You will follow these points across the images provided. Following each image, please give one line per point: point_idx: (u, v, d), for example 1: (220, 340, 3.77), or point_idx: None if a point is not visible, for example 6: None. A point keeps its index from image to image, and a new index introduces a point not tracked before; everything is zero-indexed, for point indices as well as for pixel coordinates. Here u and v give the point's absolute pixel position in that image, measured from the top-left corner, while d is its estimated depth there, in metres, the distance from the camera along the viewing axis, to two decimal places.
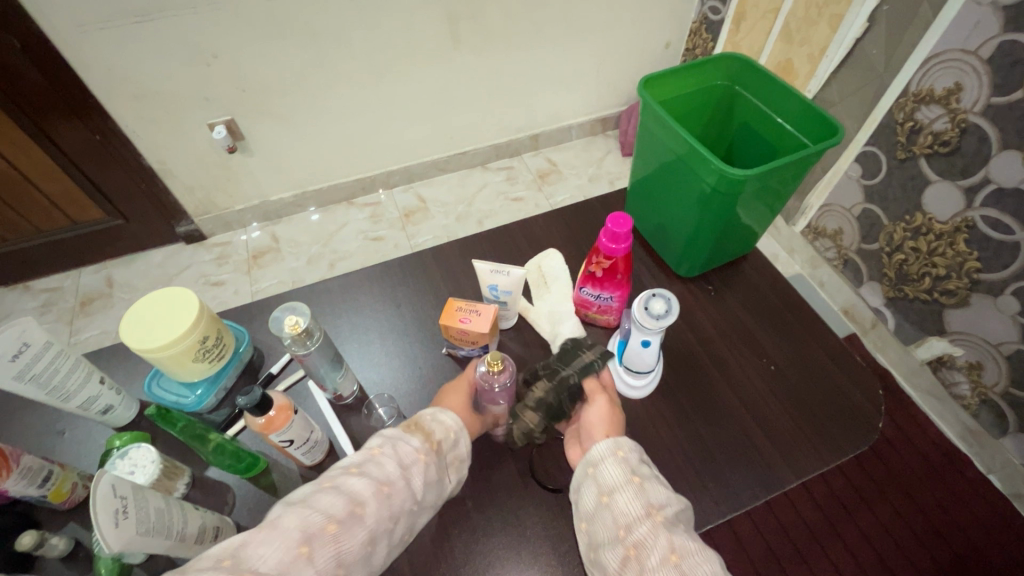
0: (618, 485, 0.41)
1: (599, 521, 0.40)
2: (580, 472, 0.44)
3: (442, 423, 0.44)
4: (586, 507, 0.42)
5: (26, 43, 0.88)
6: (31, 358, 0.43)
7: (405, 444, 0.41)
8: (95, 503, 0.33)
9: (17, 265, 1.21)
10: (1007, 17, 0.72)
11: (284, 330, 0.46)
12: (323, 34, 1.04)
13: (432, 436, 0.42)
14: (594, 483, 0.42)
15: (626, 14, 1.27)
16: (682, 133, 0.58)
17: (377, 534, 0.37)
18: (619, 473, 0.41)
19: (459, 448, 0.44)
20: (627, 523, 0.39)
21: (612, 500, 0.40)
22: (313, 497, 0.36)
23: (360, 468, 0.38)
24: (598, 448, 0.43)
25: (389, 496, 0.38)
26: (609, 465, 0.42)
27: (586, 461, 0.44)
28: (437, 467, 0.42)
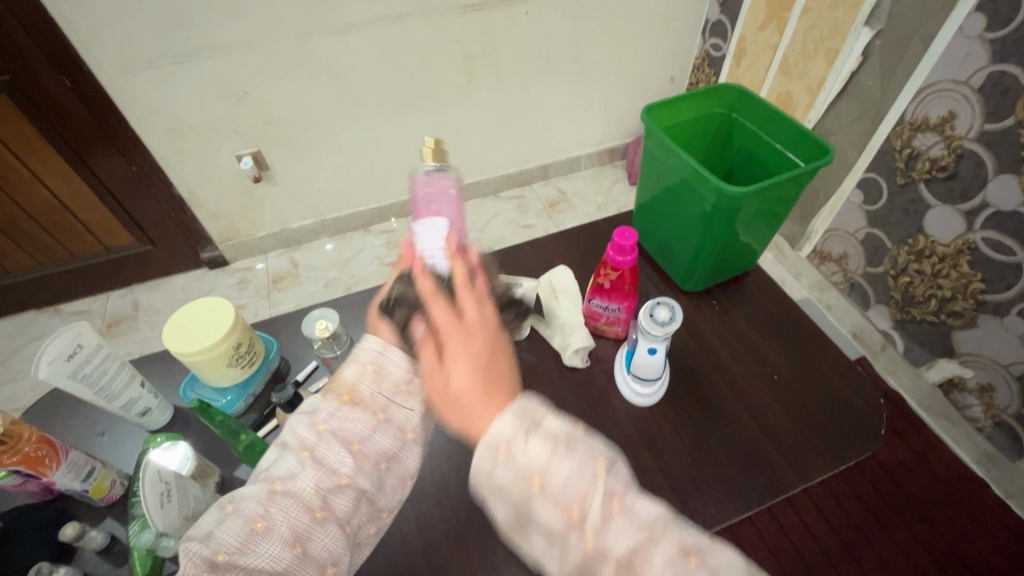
0: (543, 460, 0.34)
1: (537, 508, 0.33)
2: (484, 457, 0.34)
3: (360, 359, 0.46)
4: (507, 502, 0.34)
5: (77, 82, 0.96)
6: (83, 359, 0.48)
7: (310, 419, 0.43)
8: (144, 480, 0.41)
9: (50, 289, 1.27)
10: (994, 50, 0.76)
11: (314, 334, 0.54)
12: (347, 73, 1.11)
13: (340, 390, 0.44)
14: (513, 470, 0.34)
15: (631, 52, 1.35)
16: (683, 156, 0.63)
17: (303, 531, 0.38)
18: (536, 444, 0.34)
19: (393, 374, 0.46)
20: (571, 500, 0.33)
21: (545, 482, 0.33)
22: (209, 525, 0.36)
23: (264, 473, 0.40)
24: (504, 428, 0.34)
25: (288, 491, 0.39)
26: (524, 438, 0.34)
27: (494, 444, 0.34)
28: (368, 413, 0.44)
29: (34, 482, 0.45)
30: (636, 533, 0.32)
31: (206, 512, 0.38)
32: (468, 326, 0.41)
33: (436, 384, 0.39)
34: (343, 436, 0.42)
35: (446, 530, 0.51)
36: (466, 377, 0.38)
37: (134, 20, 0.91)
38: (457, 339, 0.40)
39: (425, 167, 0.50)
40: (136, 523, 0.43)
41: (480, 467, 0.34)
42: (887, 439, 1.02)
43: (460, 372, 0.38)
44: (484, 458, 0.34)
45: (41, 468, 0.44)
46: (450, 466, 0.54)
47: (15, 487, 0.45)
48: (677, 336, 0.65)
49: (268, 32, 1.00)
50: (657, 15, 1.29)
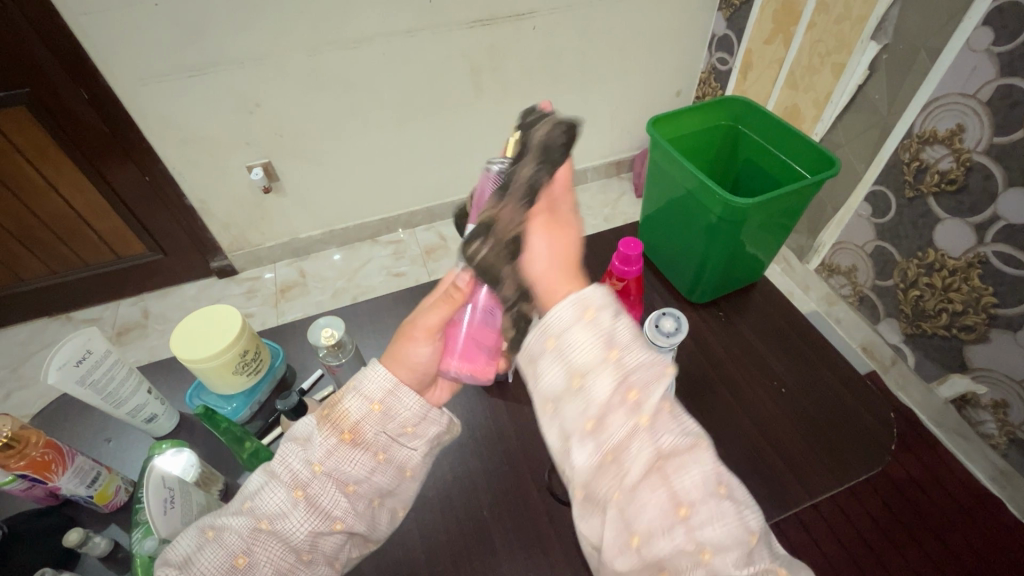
0: (625, 339, 0.34)
1: (595, 376, 0.33)
2: (570, 312, 0.34)
3: (367, 394, 0.40)
4: (569, 360, 0.34)
5: (93, 94, 0.99)
6: (91, 364, 0.49)
7: (303, 453, 0.39)
8: (149, 490, 0.42)
9: (63, 296, 1.29)
10: (1002, 63, 0.76)
11: (320, 342, 0.55)
12: (356, 86, 1.13)
13: (343, 428, 0.39)
14: (593, 332, 0.33)
15: (638, 65, 1.36)
16: (689, 167, 0.63)
17: (286, 569, 0.38)
18: (623, 325, 0.34)
19: (401, 415, 0.41)
20: (636, 383, 0.32)
21: (621, 356, 0.33)
22: (191, 549, 0.37)
23: (250, 503, 0.39)
24: (598, 297, 0.34)
25: (269, 532, 0.38)
26: (613, 314, 0.34)
27: (581, 305, 0.34)
28: (370, 453, 0.40)
29: (40, 487, 0.46)
30: (681, 438, 0.32)
31: (188, 533, 0.39)
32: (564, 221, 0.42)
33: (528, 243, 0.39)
34: (340, 478, 0.39)
35: (450, 543, 0.50)
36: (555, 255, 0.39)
37: (151, 34, 0.94)
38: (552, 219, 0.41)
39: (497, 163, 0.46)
40: (139, 530, 0.44)
41: (558, 318, 0.34)
42: (899, 456, 1.00)
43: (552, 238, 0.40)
44: (567, 312, 0.34)
45: (47, 474, 0.45)
46: (453, 477, 0.54)
47: (21, 491, 0.46)
48: (683, 347, 0.64)
49: (281, 46, 1.02)
50: (663, 30, 1.30)
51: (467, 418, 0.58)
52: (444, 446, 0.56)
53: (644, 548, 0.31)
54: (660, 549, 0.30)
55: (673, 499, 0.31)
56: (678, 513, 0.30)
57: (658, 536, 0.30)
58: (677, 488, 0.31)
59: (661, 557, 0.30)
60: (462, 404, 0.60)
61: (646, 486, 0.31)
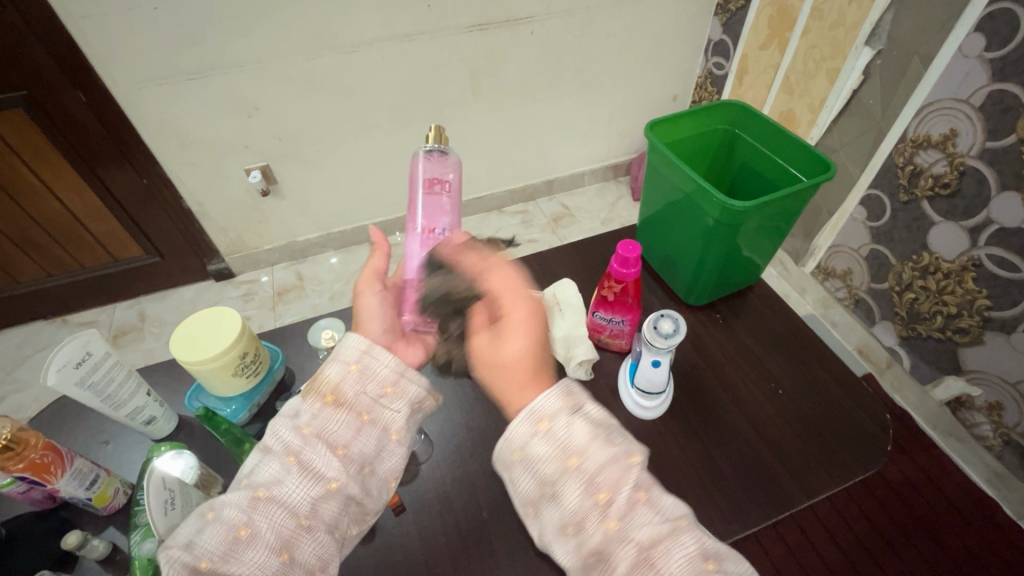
0: (581, 441, 0.36)
1: (563, 485, 0.35)
2: (528, 427, 0.37)
3: (345, 359, 0.44)
4: (537, 473, 0.36)
5: (91, 97, 0.99)
6: (91, 366, 0.49)
7: (292, 422, 0.42)
8: (149, 490, 0.42)
9: (59, 299, 1.28)
10: (994, 69, 0.77)
11: (320, 343, 0.56)
12: (355, 90, 1.14)
13: (323, 391, 0.43)
14: (550, 443, 0.36)
15: (635, 70, 1.37)
16: (687, 171, 0.63)
17: (288, 538, 0.38)
18: (578, 425, 0.36)
19: (379, 374, 0.44)
20: (603, 483, 0.34)
21: (581, 460, 0.35)
22: (191, 533, 0.37)
23: (248, 479, 0.40)
24: (548, 404, 0.37)
25: (268, 499, 0.38)
26: (568, 418, 0.36)
27: (536, 416, 0.37)
28: (354, 413, 0.43)
29: (39, 489, 0.46)
30: (658, 526, 0.33)
31: (187, 521, 0.38)
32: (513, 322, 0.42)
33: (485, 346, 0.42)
34: (329, 441, 0.41)
35: (449, 544, 0.50)
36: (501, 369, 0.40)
37: (150, 37, 0.94)
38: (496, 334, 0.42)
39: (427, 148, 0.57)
40: (137, 532, 0.44)
41: (517, 436, 0.37)
42: (894, 458, 1.00)
43: (513, 335, 0.41)
44: (523, 427, 0.37)
45: (46, 476, 0.45)
46: (453, 479, 0.54)
47: (19, 494, 0.46)
48: (681, 349, 0.65)
49: (280, 50, 1.03)
50: (660, 35, 1.32)
51: (466, 419, 0.59)
52: (443, 448, 0.56)
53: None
54: None
55: None
56: None
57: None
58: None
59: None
60: (462, 406, 0.60)
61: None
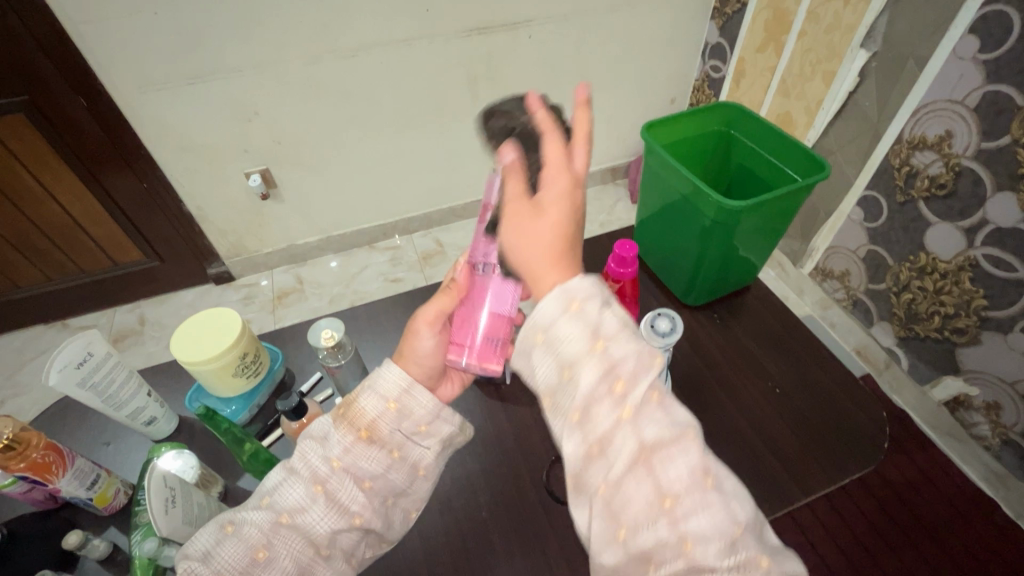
0: (611, 330, 0.32)
1: (580, 368, 0.32)
2: (555, 306, 0.33)
3: (383, 393, 0.42)
4: (557, 353, 0.33)
5: (91, 101, 0.99)
6: (92, 367, 0.49)
7: (322, 450, 0.41)
8: (150, 491, 0.42)
9: (58, 303, 1.28)
10: (988, 70, 0.78)
11: (320, 343, 0.56)
12: (354, 94, 1.14)
13: (359, 426, 0.41)
14: (578, 325, 0.33)
15: (632, 73, 1.38)
16: (683, 172, 0.64)
17: (306, 564, 0.38)
18: (611, 315, 0.33)
19: (416, 414, 0.42)
20: (622, 373, 0.31)
21: (607, 346, 0.32)
22: (210, 545, 0.38)
23: (270, 499, 0.40)
24: (582, 287, 0.33)
25: (289, 526, 0.39)
26: (599, 306, 0.33)
27: (567, 297, 0.33)
28: (385, 451, 0.41)
29: (41, 489, 0.46)
30: (667, 428, 0.30)
31: (207, 530, 0.39)
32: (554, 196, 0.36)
33: (518, 214, 0.37)
34: (356, 473, 0.41)
35: (450, 544, 0.51)
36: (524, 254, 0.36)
37: (152, 43, 0.95)
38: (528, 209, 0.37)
39: (509, 159, 0.46)
40: (138, 532, 0.44)
41: (544, 312, 0.33)
42: (894, 458, 1.00)
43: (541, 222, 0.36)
44: (551, 306, 0.33)
45: (48, 475, 0.45)
46: (453, 479, 0.55)
47: (20, 495, 0.46)
48: (680, 348, 0.65)
49: (279, 55, 1.03)
50: (657, 38, 1.32)
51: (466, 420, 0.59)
52: None
53: (631, 539, 0.29)
54: (645, 540, 0.29)
55: (657, 489, 0.29)
56: (660, 504, 0.29)
57: (642, 527, 0.29)
58: (663, 480, 0.29)
59: (647, 547, 0.29)
60: (462, 407, 0.60)
61: (630, 480, 0.30)
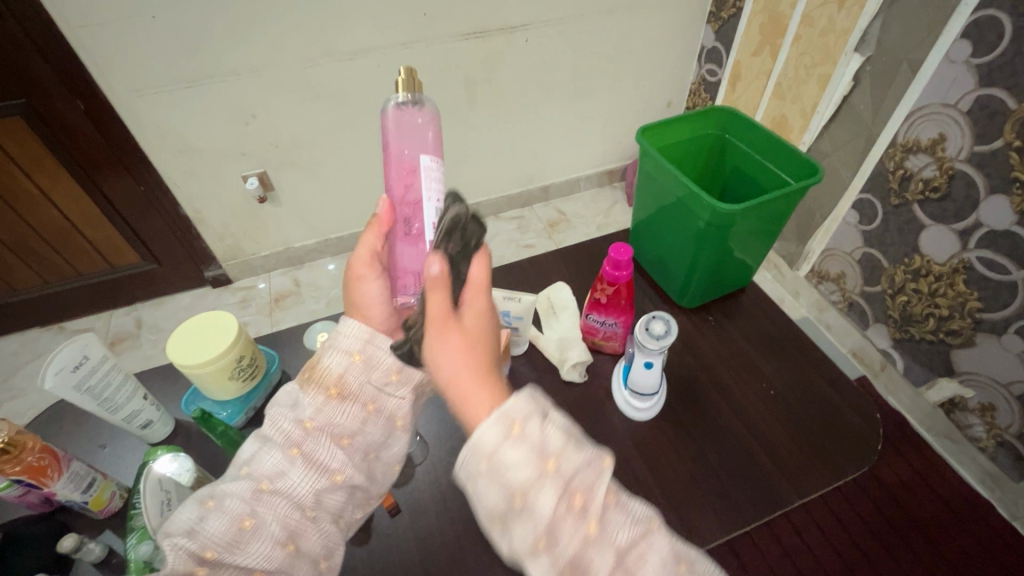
0: (557, 445, 0.33)
1: (536, 492, 0.31)
2: (496, 431, 0.32)
3: (346, 349, 0.44)
4: (507, 482, 0.32)
5: (89, 104, 1.00)
6: (89, 370, 0.49)
7: (293, 414, 0.42)
8: (144, 494, 0.42)
9: (55, 307, 1.28)
10: (981, 74, 0.78)
11: (316, 345, 0.57)
12: (352, 97, 1.15)
13: (328, 383, 0.43)
14: (524, 447, 0.32)
15: (628, 77, 1.38)
16: (678, 175, 0.64)
17: (294, 527, 0.38)
18: (553, 431, 0.33)
19: (383, 363, 0.45)
20: (578, 487, 0.32)
21: (559, 464, 0.32)
22: (191, 521, 0.36)
23: (248, 468, 0.39)
24: (521, 406, 0.33)
25: (272, 492, 0.38)
26: (539, 424, 0.33)
27: (508, 420, 0.33)
28: (359, 405, 0.43)
29: (36, 493, 0.46)
30: (634, 526, 0.32)
31: (184, 507, 0.37)
32: (474, 324, 0.39)
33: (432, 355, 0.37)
34: (332, 431, 0.42)
35: (445, 544, 0.51)
36: (452, 375, 0.36)
37: (149, 47, 0.95)
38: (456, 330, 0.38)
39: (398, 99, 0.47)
40: (133, 535, 0.44)
41: (487, 439, 0.32)
42: (889, 460, 1.01)
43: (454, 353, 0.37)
44: (492, 433, 0.32)
45: (43, 479, 0.45)
46: (449, 481, 0.55)
47: (16, 498, 0.46)
48: (674, 350, 0.66)
49: (277, 58, 1.04)
50: (654, 43, 1.33)
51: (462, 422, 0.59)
52: (439, 450, 0.57)
53: None
54: None
55: None
56: None
57: None
58: None
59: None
60: None
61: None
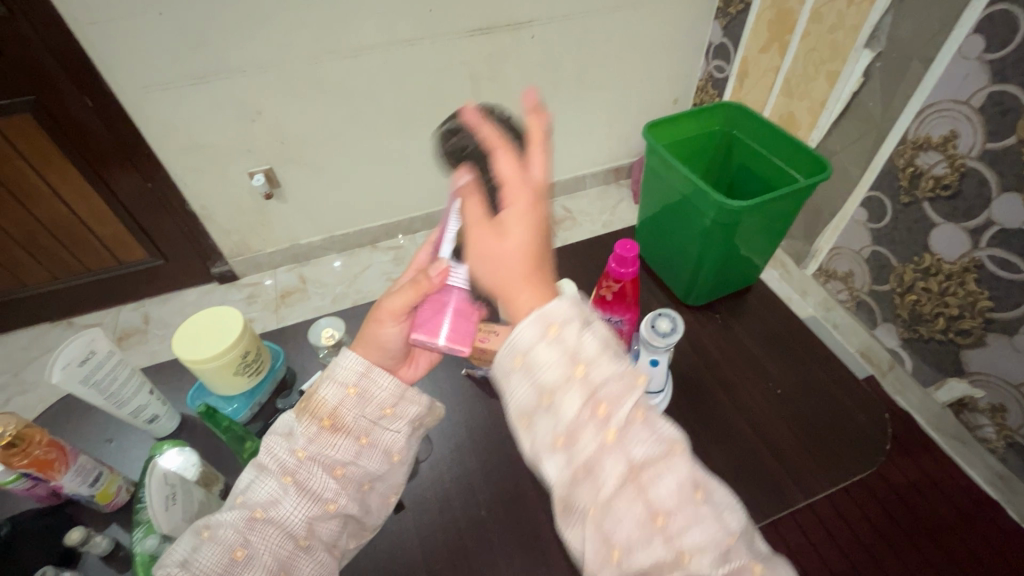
0: (592, 352, 0.33)
1: (562, 393, 0.32)
2: (535, 331, 0.33)
3: (342, 380, 0.43)
4: (536, 378, 0.33)
5: (97, 101, 1.00)
6: (95, 364, 0.50)
7: (288, 443, 0.41)
8: (150, 489, 0.43)
9: (64, 302, 1.29)
10: (994, 70, 0.77)
11: (320, 341, 0.57)
12: (358, 94, 1.15)
13: (320, 415, 0.41)
14: (558, 349, 0.33)
15: (635, 73, 1.38)
16: (684, 172, 0.64)
17: (287, 558, 0.39)
18: (590, 337, 0.33)
19: (377, 397, 0.43)
20: (604, 397, 0.32)
21: (588, 371, 0.32)
22: (186, 552, 0.37)
23: (242, 498, 0.40)
24: (559, 310, 0.33)
25: (264, 521, 0.39)
26: (578, 328, 0.33)
27: (546, 321, 0.33)
28: (352, 438, 0.42)
29: (43, 486, 0.46)
30: (654, 448, 0.31)
31: (182, 538, 0.38)
32: (512, 212, 0.36)
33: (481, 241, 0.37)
34: (325, 461, 0.41)
35: (449, 542, 0.51)
36: (487, 276, 0.37)
37: (157, 43, 0.95)
38: (488, 227, 0.37)
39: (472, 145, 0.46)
40: (141, 528, 0.44)
41: (523, 337, 0.33)
42: (897, 460, 1.00)
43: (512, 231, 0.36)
44: (528, 331, 0.33)
45: (50, 472, 0.45)
46: (453, 478, 0.55)
47: (23, 491, 0.46)
48: (679, 348, 0.65)
49: (283, 55, 1.04)
50: (661, 39, 1.32)
51: (466, 419, 0.59)
52: (443, 447, 0.57)
53: (625, 561, 0.30)
54: (640, 561, 0.30)
55: (649, 511, 0.30)
56: (655, 522, 0.30)
57: (637, 549, 0.30)
58: (654, 499, 0.30)
59: (642, 568, 0.30)
60: (461, 406, 0.60)
61: (620, 503, 0.30)
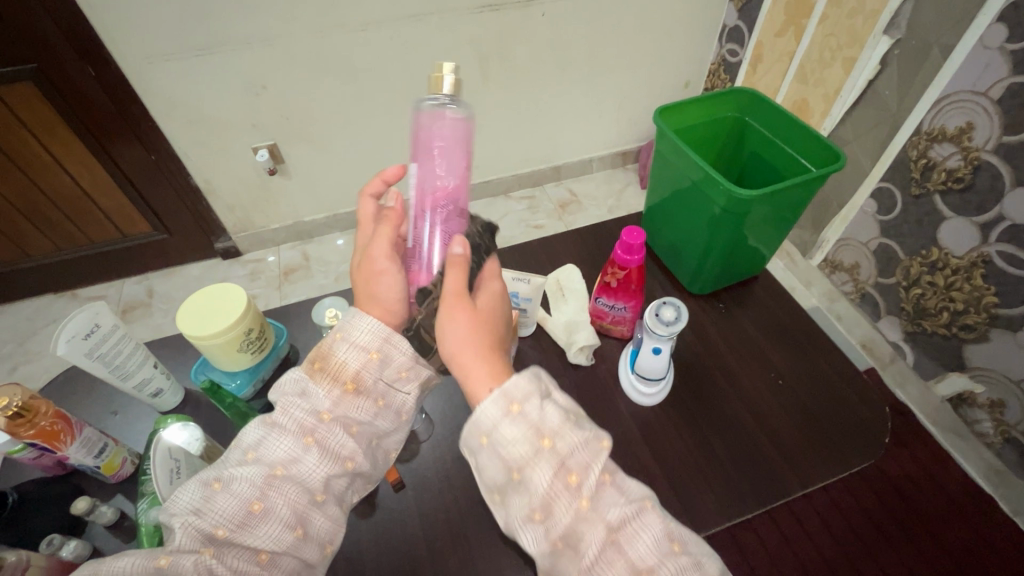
0: (554, 424, 0.36)
1: (532, 469, 0.35)
2: (497, 409, 0.36)
3: (362, 345, 0.43)
4: (504, 455, 0.35)
5: (99, 71, 0.99)
6: (100, 338, 0.50)
7: (306, 404, 0.41)
8: (154, 462, 0.44)
9: (68, 273, 1.30)
10: (1015, 61, 0.75)
11: (324, 321, 0.57)
12: (363, 70, 1.13)
13: (344, 378, 0.42)
14: (521, 425, 0.36)
15: (646, 54, 1.35)
16: (694, 158, 0.63)
17: (302, 512, 0.39)
18: (550, 410, 0.36)
19: (396, 361, 0.44)
20: (574, 466, 0.35)
21: (554, 442, 0.35)
22: (198, 501, 0.37)
23: (258, 454, 0.39)
24: (520, 387, 0.36)
25: (284, 477, 0.39)
26: (536, 400, 0.36)
27: (508, 399, 0.36)
28: (371, 399, 0.43)
29: (49, 456, 0.47)
30: (626, 507, 0.34)
31: (191, 487, 0.38)
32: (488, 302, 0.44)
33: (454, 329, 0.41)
34: (345, 421, 0.42)
35: (448, 520, 0.51)
36: (466, 340, 0.40)
37: (159, 14, 0.93)
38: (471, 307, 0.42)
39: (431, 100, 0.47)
40: (144, 500, 0.45)
41: (486, 417, 0.36)
42: (893, 452, 1.00)
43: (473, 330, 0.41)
44: (492, 409, 0.36)
45: (57, 443, 0.46)
46: (454, 457, 0.55)
47: (30, 460, 0.47)
48: (682, 336, 0.65)
49: (288, 29, 1.02)
50: (674, 20, 1.29)
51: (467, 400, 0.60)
52: (444, 427, 0.57)
53: None
54: None
55: (630, 566, 0.33)
56: None
57: None
58: (632, 555, 0.33)
59: None
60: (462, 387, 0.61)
61: (601, 566, 0.33)
